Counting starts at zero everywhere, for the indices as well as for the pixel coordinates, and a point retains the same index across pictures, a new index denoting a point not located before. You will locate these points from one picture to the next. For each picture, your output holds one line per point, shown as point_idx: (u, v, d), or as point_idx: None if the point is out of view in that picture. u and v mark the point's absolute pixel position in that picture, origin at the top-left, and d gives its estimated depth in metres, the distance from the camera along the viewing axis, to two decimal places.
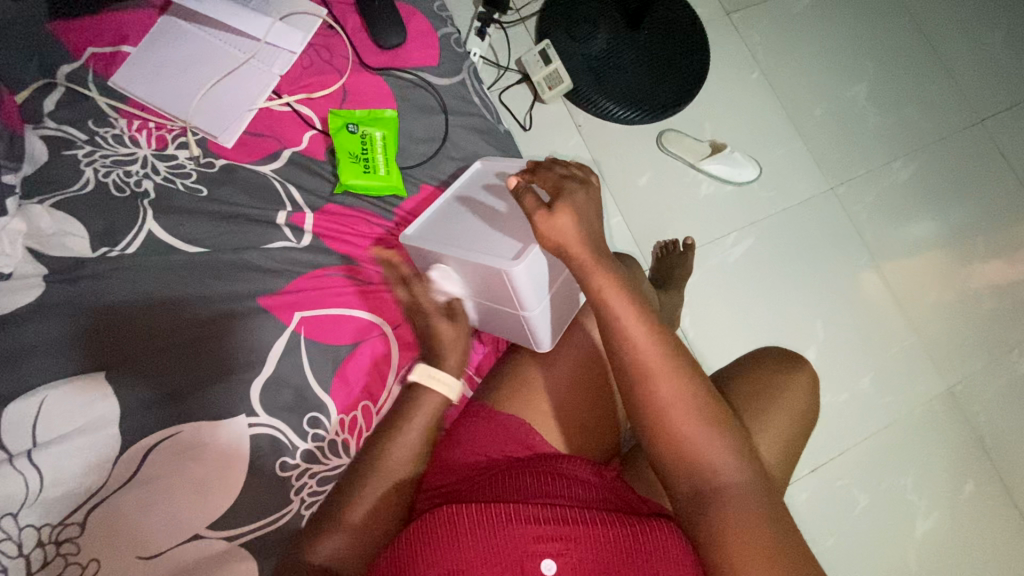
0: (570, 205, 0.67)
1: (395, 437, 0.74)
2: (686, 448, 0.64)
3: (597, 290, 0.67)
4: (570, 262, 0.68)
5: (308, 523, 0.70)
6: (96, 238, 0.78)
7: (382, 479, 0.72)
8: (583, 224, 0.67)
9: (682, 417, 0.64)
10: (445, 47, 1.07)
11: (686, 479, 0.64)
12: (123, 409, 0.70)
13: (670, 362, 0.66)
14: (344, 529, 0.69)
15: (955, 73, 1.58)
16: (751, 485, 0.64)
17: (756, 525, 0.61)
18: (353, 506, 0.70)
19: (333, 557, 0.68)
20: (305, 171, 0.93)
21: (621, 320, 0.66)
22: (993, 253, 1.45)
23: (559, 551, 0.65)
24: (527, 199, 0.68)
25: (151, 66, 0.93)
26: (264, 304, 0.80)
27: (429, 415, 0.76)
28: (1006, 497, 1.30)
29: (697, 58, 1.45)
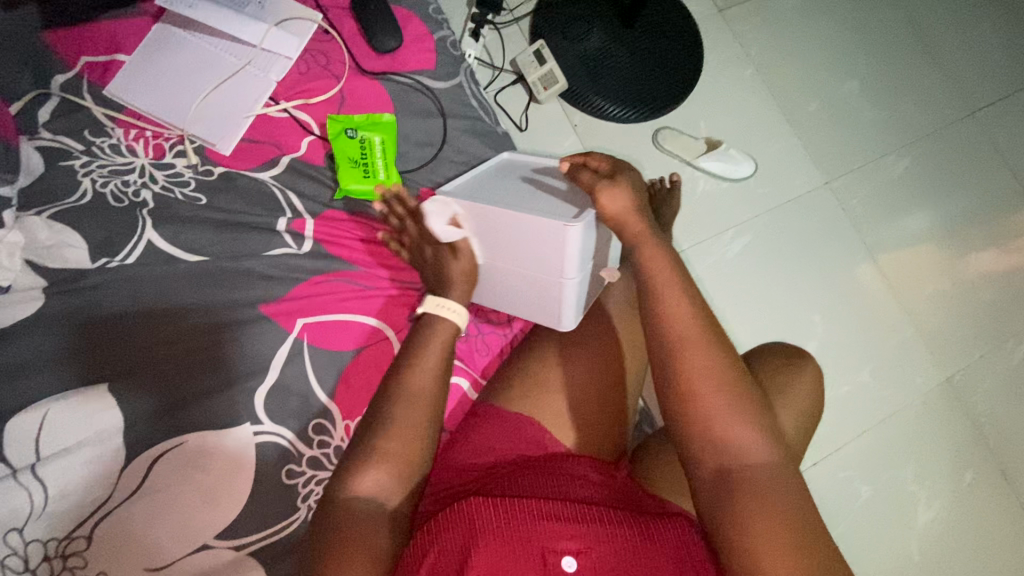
0: (626, 181, 0.75)
1: (415, 357, 0.71)
2: (715, 427, 0.64)
3: (648, 258, 0.71)
4: (624, 233, 0.74)
5: (344, 460, 0.67)
6: (96, 248, 0.77)
7: (413, 405, 0.69)
8: (637, 198, 0.75)
9: (712, 394, 0.64)
10: (442, 49, 1.06)
11: (711, 462, 0.63)
12: (128, 421, 0.70)
13: (698, 341, 0.66)
14: (383, 463, 0.66)
15: (946, 66, 1.59)
16: (778, 470, 0.62)
17: (782, 508, 0.59)
18: (388, 436, 0.67)
19: (376, 495, 0.65)
20: (304, 177, 0.93)
21: (661, 288, 0.69)
22: (988, 243, 1.46)
23: (580, 549, 0.65)
24: (583, 174, 0.76)
25: (147, 74, 0.92)
26: (266, 311, 0.80)
27: (443, 334, 0.74)
28: (1005, 485, 1.32)
29: (691, 55, 1.45)
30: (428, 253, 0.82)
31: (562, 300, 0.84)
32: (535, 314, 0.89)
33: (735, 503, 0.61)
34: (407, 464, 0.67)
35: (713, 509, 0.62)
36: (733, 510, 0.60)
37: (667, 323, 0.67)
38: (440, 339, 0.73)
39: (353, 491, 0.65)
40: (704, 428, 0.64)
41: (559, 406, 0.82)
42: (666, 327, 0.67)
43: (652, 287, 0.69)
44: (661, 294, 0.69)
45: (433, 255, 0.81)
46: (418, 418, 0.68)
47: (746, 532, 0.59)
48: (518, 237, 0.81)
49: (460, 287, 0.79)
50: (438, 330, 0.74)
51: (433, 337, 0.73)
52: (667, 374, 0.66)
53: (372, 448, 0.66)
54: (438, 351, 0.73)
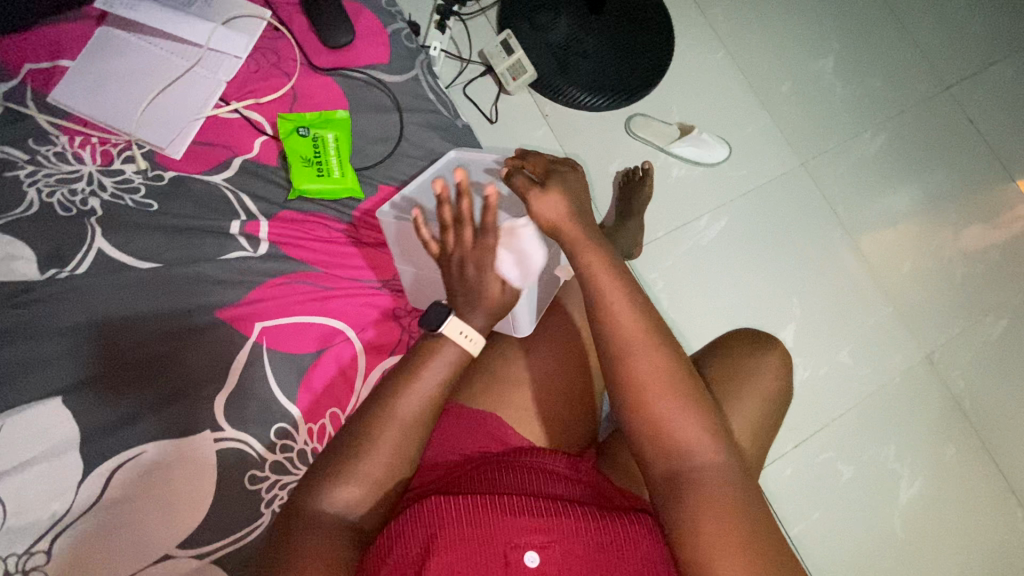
0: (560, 185, 0.71)
1: (411, 382, 0.67)
2: (666, 428, 0.63)
3: (586, 267, 0.67)
4: (563, 240, 0.69)
5: (314, 471, 0.66)
6: (45, 259, 0.76)
7: (401, 425, 0.66)
8: (573, 203, 0.70)
9: (663, 394, 0.63)
10: (397, 43, 1.05)
11: (662, 463, 0.63)
12: (82, 434, 0.69)
13: (649, 334, 0.65)
14: (361, 478, 0.65)
15: (919, 41, 1.58)
16: (730, 468, 0.62)
17: (733, 503, 0.60)
18: (372, 454, 0.65)
19: (348, 507, 0.64)
20: (257, 178, 0.91)
21: (604, 289, 0.66)
22: (966, 219, 1.45)
23: (543, 543, 0.64)
24: (518, 179, 0.70)
25: (92, 79, 0.90)
26: (222, 317, 0.79)
27: (451, 361, 0.69)
28: (987, 459, 1.32)
29: (660, 39, 1.43)
30: (471, 273, 0.66)
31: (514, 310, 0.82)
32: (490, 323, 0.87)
33: (686, 501, 0.61)
34: (386, 480, 0.66)
35: (671, 507, 0.62)
36: (684, 508, 0.60)
37: (617, 327, 0.65)
38: (445, 368, 0.68)
39: (326, 502, 0.64)
40: (656, 429, 0.63)
41: (526, 400, 0.82)
42: (616, 331, 0.65)
43: (597, 291, 0.67)
44: (606, 299, 0.66)
45: (472, 275, 0.66)
46: (405, 438, 0.66)
47: (693, 532, 0.59)
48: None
49: (490, 314, 0.69)
50: (448, 356, 0.68)
51: (439, 362, 0.68)
52: (620, 376, 0.65)
53: (353, 462, 0.65)
54: (440, 377, 0.68)
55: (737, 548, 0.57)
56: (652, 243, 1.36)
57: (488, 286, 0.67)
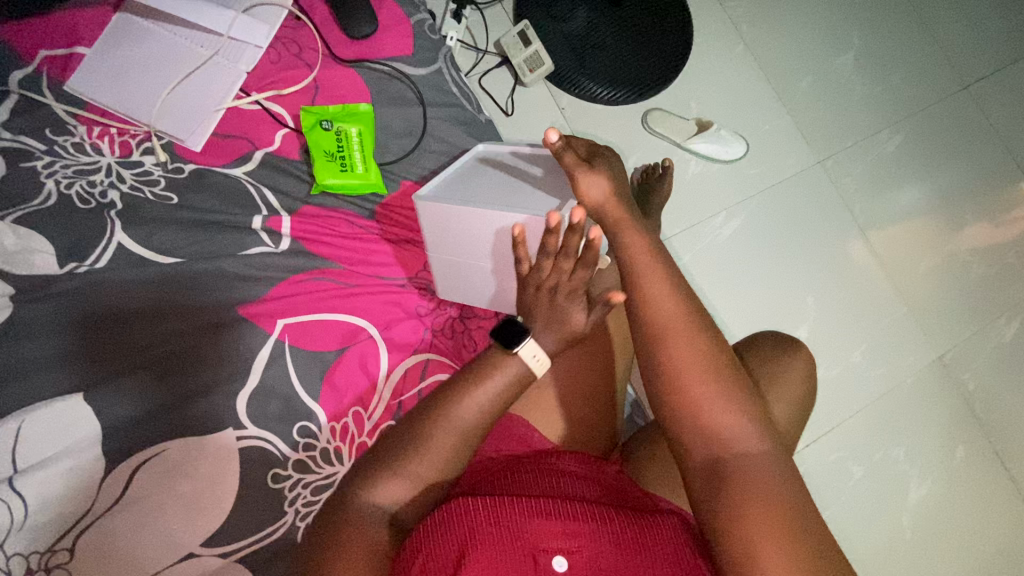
0: (605, 167, 0.71)
1: (474, 391, 0.66)
2: (702, 415, 0.62)
3: (627, 249, 0.68)
4: (605, 223, 0.70)
5: (361, 464, 0.66)
6: (64, 253, 0.75)
7: (453, 433, 0.66)
8: (617, 186, 0.70)
9: (700, 384, 0.63)
10: (419, 34, 1.03)
11: (699, 452, 0.63)
12: (105, 430, 0.68)
13: (687, 325, 0.65)
14: (408, 478, 0.65)
15: (940, 38, 1.56)
16: (769, 462, 0.61)
17: (773, 500, 0.58)
18: (419, 455, 0.65)
19: (392, 505, 0.65)
20: (278, 172, 0.90)
21: (642, 272, 0.67)
22: (981, 218, 1.45)
23: (571, 548, 0.63)
24: (566, 155, 0.70)
25: (108, 67, 0.88)
26: (244, 313, 0.78)
27: (512, 379, 0.68)
28: (996, 460, 1.33)
29: (681, 30, 1.40)
30: (561, 301, 0.68)
31: None
32: None
33: (722, 493, 0.60)
34: (429, 483, 0.66)
35: (708, 503, 0.61)
36: (721, 503, 0.60)
37: (652, 312, 0.65)
38: (503, 384, 0.67)
39: (370, 496, 0.64)
40: (693, 416, 0.63)
41: (550, 402, 0.81)
42: (652, 318, 0.65)
43: (636, 273, 0.67)
44: (644, 284, 0.66)
45: (561, 301, 0.68)
46: (458, 446, 0.66)
47: (730, 521, 0.58)
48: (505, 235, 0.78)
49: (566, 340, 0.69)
50: (510, 375, 0.67)
51: (497, 381, 0.67)
52: (655, 367, 0.65)
53: (401, 464, 0.65)
54: (500, 395, 0.67)
55: (780, 535, 0.56)
56: (669, 238, 1.35)
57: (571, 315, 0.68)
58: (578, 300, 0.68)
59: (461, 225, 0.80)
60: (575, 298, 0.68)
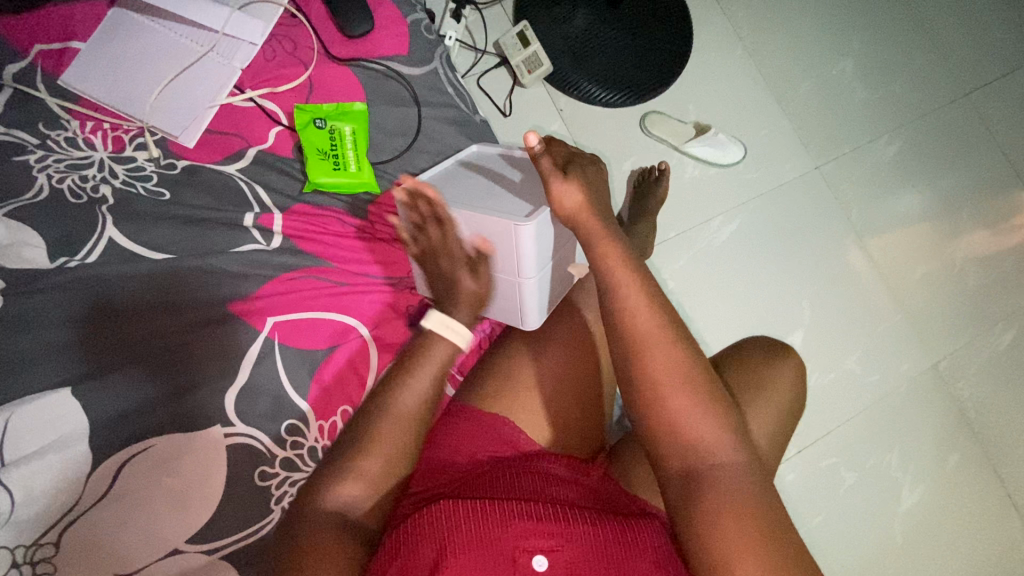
0: (580, 175, 0.71)
1: (408, 378, 0.69)
2: (680, 424, 0.62)
3: (602, 260, 0.68)
4: (579, 230, 0.71)
5: (322, 467, 0.67)
6: (55, 248, 0.75)
7: (396, 423, 0.67)
8: (592, 197, 0.71)
9: (677, 390, 0.63)
10: (416, 34, 1.02)
11: (677, 462, 0.62)
12: (92, 425, 0.68)
13: (665, 331, 0.65)
14: (362, 475, 0.65)
15: (940, 45, 1.56)
16: (744, 469, 0.61)
17: (745, 508, 0.59)
18: (369, 450, 0.66)
19: (352, 504, 0.65)
20: (272, 169, 0.90)
21: (618, 283, 0.67)
22: (979, 226, 1.44)
23: (551, 547, 0.63)
24: (544, 161, 0.69)
25: (102, 62, 0.88)
26: (233, 310, 0.78)
27: (441, 359, 0.71)
28: (988, 469, 1.32)
29: (680, 34, 1.40)
30: (445, 266, 0.75)
31: (523, 299, 0.81)
32: (499, 315, 0.86)
33: (699, 500, 0.60)
34: (384, 478, 0.66)
35: (684, 507, 0.61)
36: (698, 508, 0.60)
37: (631, 319, 0.65)
38: (436, 366, 0.70)
39: (329, 498, 0.64)
40: (672, 424, 0.63)
41: (537, 405, 0.80)
42: (630, 326, 0.65)
43: (612, 281, 0.67)
44: (625, 294, 0.66)
45: (447, 267, 0.75)
46: (404, 435, 0.67)
47: (705, 528, 0.59)
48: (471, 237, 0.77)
49: (470, 307, 0.74)
50: (437, 355, 0.71)
51: (428, 364, 0.70)
52: (633, 373, 0.65)
53: (352, 461, 0.66)
54: (434, 378, 0.70)
55: (752, 545, 0.57)
56: (664, 242, 1.34)
57: (460, 280, 0.74)
58: (465, 267, 0.74)
59: None
60: (459, 265, 0.74)
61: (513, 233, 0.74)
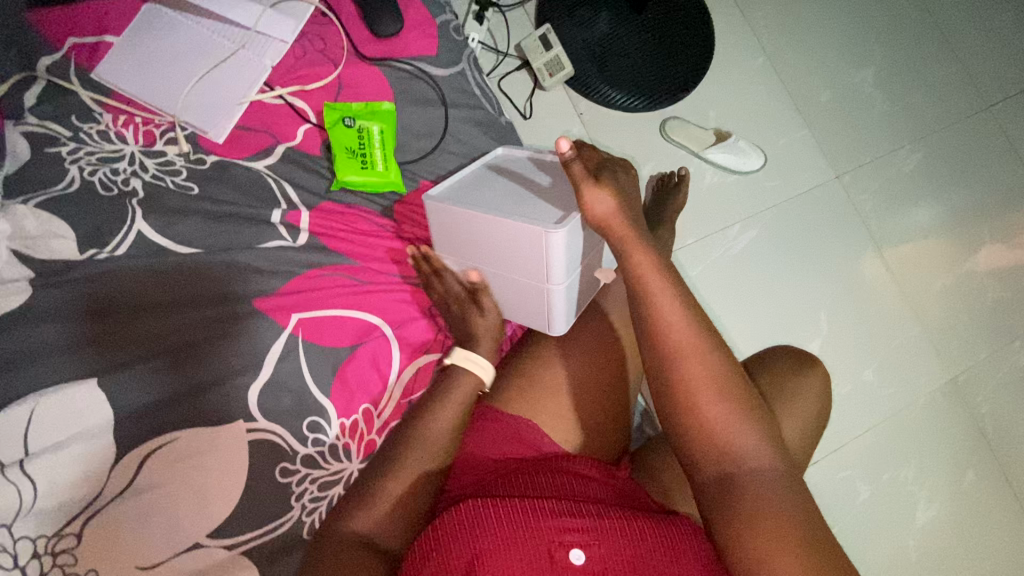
0: (613, 180, 0.71)
1: (439, 409, 0.73)
2: (713, 431, 0.62)
3: (635, 267, 0.68)
4: (611, 237, 0.70)
5: (348, 493, 0.69)
6: (84, 239, 0.75)
7: (424, 450, 0.71)
8: (624, 201, 0.70)
9: (710, 397, 0.62)
10: (444, 35, 1.03)
11: (711, 466, 0.62)
12: (119, 417, 0.69)
13: (698, 335, 0.64)
14: (383, 500, 0.68)
15: (963, 56, 1.55)
16: (779, 470, 0.61)
17: (784, 509, 0.58)
18: (397, 476, 0.69)
19: (375, 530, 0.67)
20: (299, 167, 0.90)
21: (651, 290, 0.66)
22: (1000, 240, 1.43)
23: (588, 542, 0.63)
24: (576, 166, 0.70)
25: (135, 57, 0.89)
26: (260, 306, 0.78)
27: (467, 391, 0.75)
28: (1006, 487, 1.31)
29: (703, 40, 1.40)
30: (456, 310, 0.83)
31: (551, 305, 0.80)
32: (524, 318, 0.86)
33: (737, 507, 0.59)
34: (409, 507, 0.69)
35: (720, 510, 0.60)
36: (735, 511, 0.59)
37: (661, 325, 0.65)
38: (461, 399, 0.75)
39: (355, 524, 0.66)
40: (705, 431, 0.62)
41: (562, 407, 0.80)
42: (661, 330, 0.65)
43: (648, 291, 0.66)
44: (659, 304, 0.66)
45: (456, 312, 0.83)
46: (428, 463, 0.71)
47: (744, 532, 0.58)
48: (500, 243, 0.76)
49: (487, 342, 0.81)
50: (463, 390, 0.75)
51: (454, 396, 0.74)
52: (666, 379, 0.64)
53: (378, 488, 0.68)
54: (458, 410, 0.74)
55: (792, 544, 0.56)
56: (681, 249, 1.34)
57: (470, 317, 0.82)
58: (468, 304, 0.83)
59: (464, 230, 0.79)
60: (464, 303, 0.83)
61: (545, 242, 0.72)
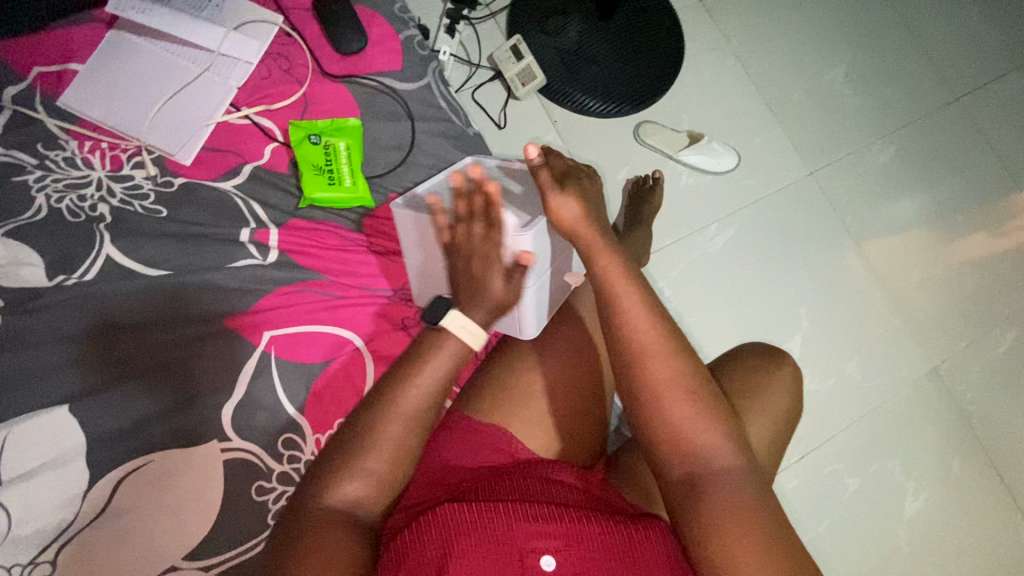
0: (579, 188, 0.71)
1: (417, 374, 0.66)
2: (681, 432, 0.63)
3: (601, 272, 0.68)
4: (577, 243, 0.70)
5: (319, 466, 0.65)
6: (52, 266, 0.75)
7: (402, 420, 0.65)
8: (589, 208, 0.71)
9: (676, 399, 0.63)
10: (409, 50, 1.04)
11: (679, 466, 0.62)
12: (90, 442, 0.68)
13: (662, 338, 0.65)
14: (362, 475, 0.63)
15: (931, 51, 1.57)
16: (745, 472, 0.62)
17: (747, 510, 0.59)
18: (372, 449, 0.64)
19: (353, 503, 0.63)
20: (267, 186, 0.90)
21: (619, 295, 0.67)
22: (976, 230, 1.45)
23: (558, 547, 0.63)
24: (542, 174, 0.69)
25: (101, 83, 0.90)
26: (231, 325, 0.78)
27: (450, 356, 0.68)
28: (992, 473, 1.32)
29: (672, 45, 1.42)
30: (476, 267, 0.70)
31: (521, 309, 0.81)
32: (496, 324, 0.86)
33: (704, 507, 0.60)
34: (387, 480, 0.65)
35: (686, 510, 0.61)
36: (701, 513, 0.60)
37: (627, 329, 0.66)
38: (441, 363, 0.67)
39: (328, 497, 0.62)
40: (673, 435, 0.63)
41: (536, 413, 0.80)
42: (627, 332, 0.65)
43: (615, 298, 0.67)
44: (624, 308, 0.66)
45: (476, 269, 0.70)
46: (409, 435, 0.65)
47: (709, 534, 0.59)
48: None
49: (490, 311, 0.70)
50: (448, 350, 0.68)
51: (435, 361, 0.67)
52: (632, 379, 0.65)
53: (351, 460, 0.64)
54: (440, 374, 0.67)
55: (754, 546, 0.57)
56: (660, 250, 1.35)
57: (490, 282, 0.70)
58: (496, 270, 0.70)
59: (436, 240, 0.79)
60: (491, 267, 0.70)
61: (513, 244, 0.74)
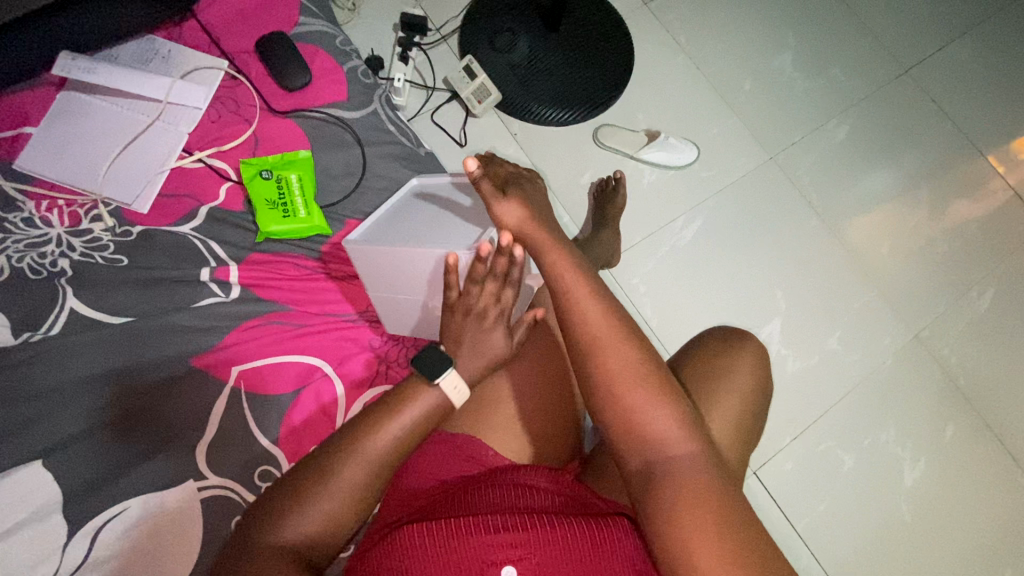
0: (521, 192, 0.73)
1: (390, 418, 0.66)
2: (638, 422, 0.64)
3: (551, 268, 0.70)
4: (527, 243, 0.72)
5: (274, 499, 0.63)
6: (18, 324, 0.77)
7: (367, 460, 0.64)
8: (533, 210, 0.72)
9: (630, 390, 0.64)
10: (353, 80, 1.07)
11: (637, 457, 0.64)
12: (65, 494, 0.69)
13: (613, 332, 0.66)
14: (318, 514, 0.62)
15: (874, 28, 1.61)
16: (702, 457, 0.62)
17: (702, 497, 0.59)
18: (332, 487, 0.62)
19: (304, 540, 0.61)
20: (224, 225, 0.92)
21: (570, 292, 0.68)
22: (938, 195, 1.47)
23: (520, 557, 0.63)
24: (485, 183, 0.70)
25: (55, 143, 0.92)
26: (197, 364, 0.80)
27: (430, 407, 0.68)
28: (987, 434, 1.31)
29: (619, 49, 1.46)
30: (490, 327, 0.71)
31: None
32: None
33: (660, 495, 0.61)
34: (344, 518, 0.63)
35: (644, 500, 0.62)
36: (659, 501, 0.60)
37: (580, 324, 0.67)
38: (418, 410, 0.67)
39: (283, 531, 0.60)
40: (629, 425, 0.64)
41: (507, 417, 0.81)
42: (579, 328, 0.67)
43: (566, 293, 0.68)
44: (574, 305, 0.68)
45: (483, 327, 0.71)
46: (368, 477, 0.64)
47: (665, 522, 0.59)
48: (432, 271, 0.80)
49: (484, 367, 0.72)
50: (429, 399, 0.68)
51: (410, 409, 0.67)
52: (587, 372, 0.66)
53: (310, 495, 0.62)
54: (414, 420, 0.67)
55: (709, 529, 0.57)
56: (630, 248, 1.37)
57: (495, 341, 0.72)
58: (500, 324, 0.72)
59: (395, 267, 0.82)
60: (499, 323, 0.72)
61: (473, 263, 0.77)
